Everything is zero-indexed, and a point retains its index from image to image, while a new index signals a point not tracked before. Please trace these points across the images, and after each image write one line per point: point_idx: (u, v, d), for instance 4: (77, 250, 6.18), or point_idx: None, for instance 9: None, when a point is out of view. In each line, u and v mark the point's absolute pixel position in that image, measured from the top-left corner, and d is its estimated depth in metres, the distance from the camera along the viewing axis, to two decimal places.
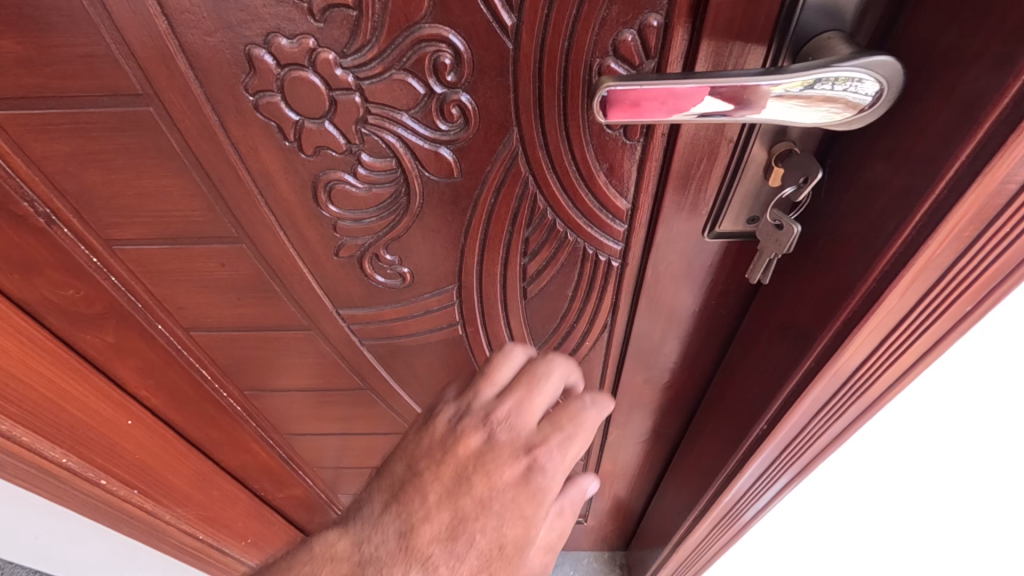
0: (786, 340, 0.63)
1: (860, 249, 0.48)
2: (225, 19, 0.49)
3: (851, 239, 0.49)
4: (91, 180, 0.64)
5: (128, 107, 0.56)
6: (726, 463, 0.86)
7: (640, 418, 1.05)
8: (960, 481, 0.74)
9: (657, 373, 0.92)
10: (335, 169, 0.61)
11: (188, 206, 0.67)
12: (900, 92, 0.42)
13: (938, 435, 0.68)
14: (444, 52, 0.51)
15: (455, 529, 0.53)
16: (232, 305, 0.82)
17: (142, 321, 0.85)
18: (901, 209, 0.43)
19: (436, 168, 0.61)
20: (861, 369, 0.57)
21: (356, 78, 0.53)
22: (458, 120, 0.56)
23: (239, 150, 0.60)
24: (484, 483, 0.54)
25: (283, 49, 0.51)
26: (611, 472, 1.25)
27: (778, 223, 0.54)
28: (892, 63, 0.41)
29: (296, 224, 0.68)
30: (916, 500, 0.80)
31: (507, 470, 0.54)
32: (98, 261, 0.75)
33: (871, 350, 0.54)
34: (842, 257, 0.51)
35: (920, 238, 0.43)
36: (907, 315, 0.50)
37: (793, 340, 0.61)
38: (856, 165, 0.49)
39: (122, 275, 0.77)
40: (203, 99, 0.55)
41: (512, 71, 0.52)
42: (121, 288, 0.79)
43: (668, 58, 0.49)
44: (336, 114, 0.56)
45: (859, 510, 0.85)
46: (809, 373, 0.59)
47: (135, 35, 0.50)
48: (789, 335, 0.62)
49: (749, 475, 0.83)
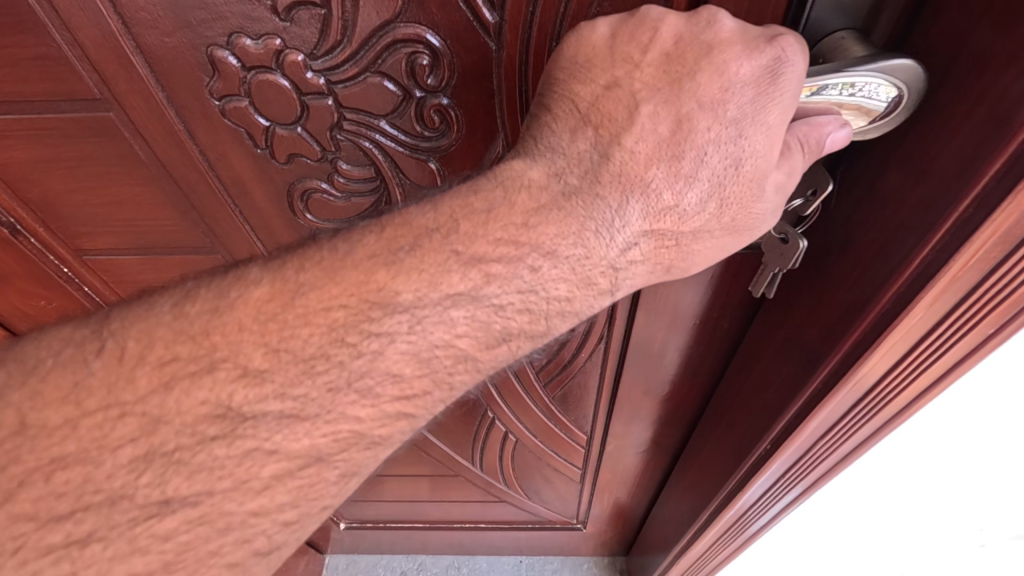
0: (792, 359, 0.59)
1: (875, 268, 0.44)
2: (184, 18, 0.45)
3: (865, 257, 0.45)
4: (54, 189, 0.61)
5: (87, 112, 0.52)
6: (732, 476, 0.81)
7: (639, 428, 1.02)
8: (975, 502, 0.70)
9: (655, 385, 0.88)
10: (311, 177, 0.58)
11: (158, 215, 0.63)
12: (920, 97, 0.38)
13: (951, 459, 0.64)
14: (421, 53, 0.47)
15: (678, 150, 0.38)
16: None
17: None
18: (921, 225, 0.39)
19: (418, 176, 0.57)
20: (879, 388, 0.52)
21: (328, 81, 0.49)
22: (439, 126, 0.52)
23: (208, 157, 0.56)
24: (719, 81, 0.37)
25: (248, 50, 0.47)
26: (611, 479, 1.21)
27: (783, 236, 0.50)
28: (912, 66, 0.37)
29: (273, 233, 0.65)
30: (928, 519, 0.75)
31: (736, 60, 0.36)
32: (69, 271, 0.71)
33: (885, 372, 0.50)
34: (855, 275, 0.47)
35: (943, 259, 0.39)
36: (925, 337, 0.45)
37: (800, 360, 0.57)
38: (871, 177, 0.45)
39: (95, 286, 0.73)
40: (165, 103, 0.51)
41: (495, 74, 0.48)
42: (94, 299, 0.75)
43: None
44: (309, 119, 0.52)
45: (868, 529, 0.81)
46: (820, 393, 0.55)
47: (88, 34, 0.46)
48: (796, 354, 0.58)
49: (755, 491, 0.79)
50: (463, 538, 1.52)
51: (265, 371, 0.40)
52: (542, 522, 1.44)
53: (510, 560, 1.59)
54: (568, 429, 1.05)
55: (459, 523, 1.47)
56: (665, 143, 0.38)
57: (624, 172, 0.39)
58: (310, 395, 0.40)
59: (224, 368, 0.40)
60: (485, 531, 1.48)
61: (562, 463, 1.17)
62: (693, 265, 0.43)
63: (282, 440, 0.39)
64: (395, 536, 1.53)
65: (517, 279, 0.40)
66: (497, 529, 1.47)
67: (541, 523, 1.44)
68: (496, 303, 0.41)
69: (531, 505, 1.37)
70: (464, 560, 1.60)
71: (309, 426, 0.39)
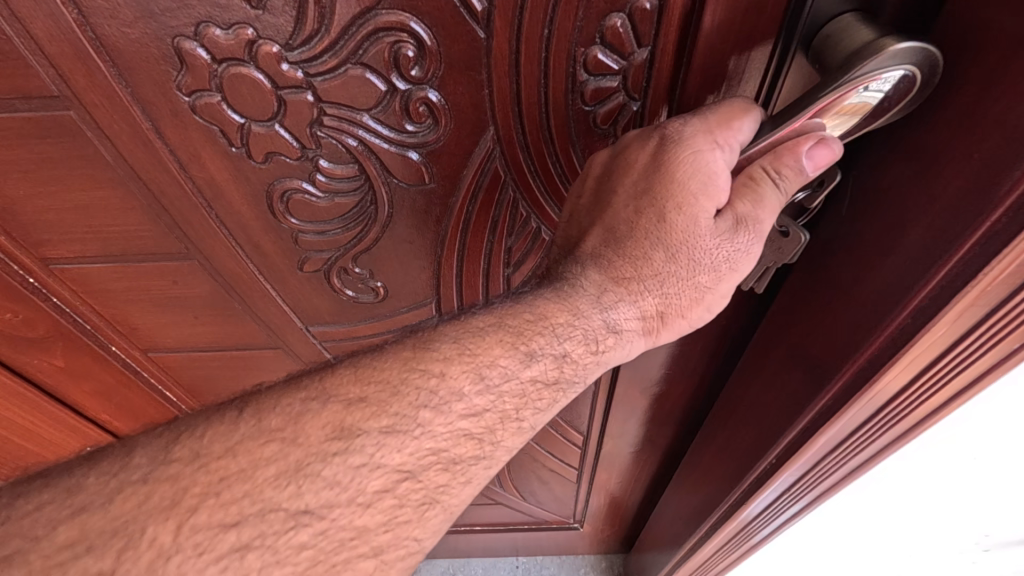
0: (800, 367, 0.56)
1: (896, 273, 0.42)
2: (146, 6, 0.42)
3: (885, 264, 0.43)
4: (14, 195, 0.57)
5: (45, 111, 0.48)
6: (737, 483, 0.79)
7: (638, 428, 1.00)
8: (989, 511, 0.68)
9: (655, 383, 0.87)
10: (292, 177, 0.55)
11: (128, 219, 0.59)
12: (932, 65, 0.36)
13: (965, 470, 0.62)
14: (405, 42, 0.44)
15: (613, 228, 0.46)
16: (188, 324, 0.75)
17: (94, 344, 0.77)
18: (949, 233, 0.37)
19: (405, 174, 0.54)
20: (897, 401, 0.49)
21: (306, 74, 0.46)
22: (426, 119, 0.50)
23: (179, 157, 0.53)
24: (626, 176, 0.44)
25: (218, 41, 0.44)
26: (609, 479, 1.20)
27: (784, 229, 0.48)
28: (906, 46, 0.35)
29: (251, 235, 0.61)
30: (937, 528, 0.74)
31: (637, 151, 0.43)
32: (36, 282, 0.67)
33: (905, 387, 0.48)
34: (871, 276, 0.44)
35: (971, 268, 0.36)
36: (948, 353, 0.43)
37: (810, 368, 0.55)
38: (885, 174, 0.42)
39: (64, 296, 0.69)
40: (130, 99, 0.48)
41: (485, 64, 0.46)
42: (64, 309, 0.71)
43: (663, 44, 0.44)
44: (286, 115, 0.49)
45: (876, 536, 0.79)
46: (834, 406, 0.53)
47: (41, 26, 0.43)
48: (805, 363, 0.55)
49: (762, 499, 0.76)
50: (458, 542, 1.50)
51: (367, 397, 0.44)
52: (537, 523, 1.42)
53: (508, 562, 1.57)
54: (564, 429, 1.03)
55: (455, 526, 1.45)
56: (600, 222, 0.46)
57: (585, 249, 0.47)
58: (402, 410, 0.43)
59: (334, 401, 0.44)
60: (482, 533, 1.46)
61: (557, 464, 1.15)
62: (680, 307, 0.46)
63: (385, 454, 0.42)
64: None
65: (547, 340, 0.46)
66: (492, 531, 1.45)
67: (538, 525, 1.42)
68: (518, 331, 0.46)
69: (527, 505, 1.35)
70: (460, 564, 1.57)
71: (402, 440, 0.43)
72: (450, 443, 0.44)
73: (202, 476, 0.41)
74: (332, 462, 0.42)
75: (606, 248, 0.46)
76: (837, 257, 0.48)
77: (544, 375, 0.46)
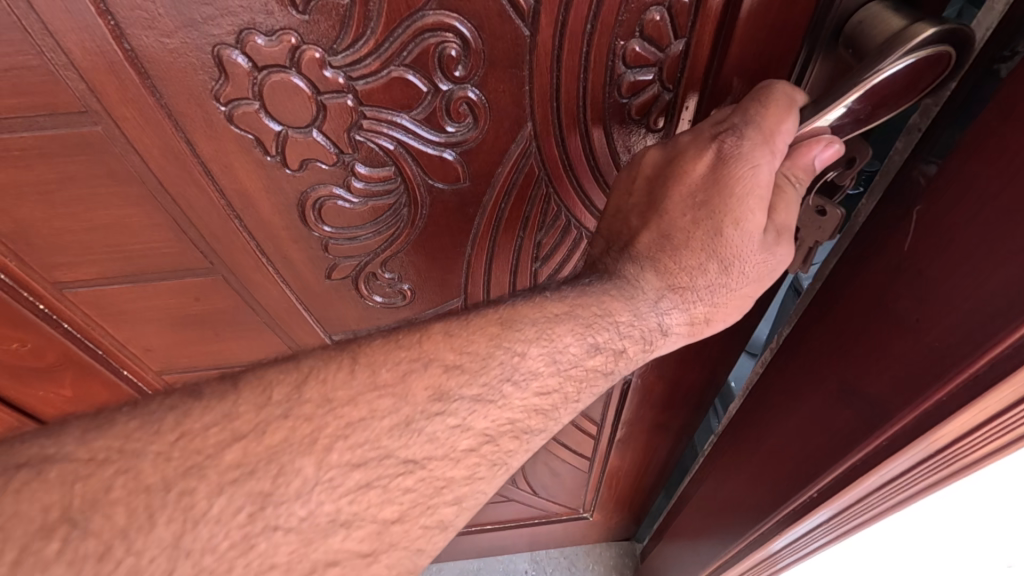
0: (851, 405, 0.52)
1: (979, 307, 0.38)
2: (187, 15, 0.41)
3: (973, 295, 0.38)
4: (30, 217, 0.54)
5: (72, 127, 0.47)
6: (756, 521, 0.73)
7: (654, 411, 1.02)
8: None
9: (673, 365, 0.89)
10: (325, 183, 0.54)
11: (153, 237, 0.57)
12: (963, 43, 0.38)
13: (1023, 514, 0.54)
14: (450, 42, 0.44)
15: (668, 234, 0.46)
16: (196, 330, 0.71)
17: (104, 371, 0.74)
18: None
19: (441, 175, 0.55)
20: (956, 444, 0.44)
21: (348, 78, 0.45)
22: (467, 118, 0.50)
23: (209, 168, 0.51)
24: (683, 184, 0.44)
25: (260, 47, 0.43)
26: (621, 465, 1.21)
27: (820, 208, 0.50)
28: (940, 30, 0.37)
29: (279, 245, 0.60)
30: None
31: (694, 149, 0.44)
32: (45, 308, 0.64)
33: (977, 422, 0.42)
34: (943, 308, 0.41)
35: None
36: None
37: (862, 410, 0.50)
38: (961, 204, 0.39)
39: (76, 320, 0.66)
40: (164, 111, 0.46)
41: (528, 62, 0.46)
42: (75, 334, 0.68)
43: (701, 35, 0.46)
44: (325, 120, 0.48)
45: None
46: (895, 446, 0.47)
47: (74, 39, 0.41)
48: (856, 402, 0.51)
49: (782, 541, 0.70)
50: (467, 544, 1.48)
51: (462, 363, 0.44)
52: (547, 517, 1.43)
53: (520, 560, 1.56)
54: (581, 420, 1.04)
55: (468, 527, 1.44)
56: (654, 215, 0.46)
57: (640, 249, 0.47)
58: (490, 380, 0.44)
59: (434, 363, 0.44)
60: (496, 531, 1.45)
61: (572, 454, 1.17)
62: (723, 313, 0.49)
63: (474, 417, 0.43)
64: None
65: (608, 334, 0.46)
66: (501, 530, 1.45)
67: (549, 518, 1.43)
68: (589, 322, 0.46)
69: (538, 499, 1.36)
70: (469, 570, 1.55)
71: (488, 408, 0.43)
72: (523, 415, 0.44)
73: (331, 420, 0.40)
74: (434, 420, 0.42)
75: (662, 249, 0.46)
76: (899, 287, 0.45)
77: (603, 362, 0.47)
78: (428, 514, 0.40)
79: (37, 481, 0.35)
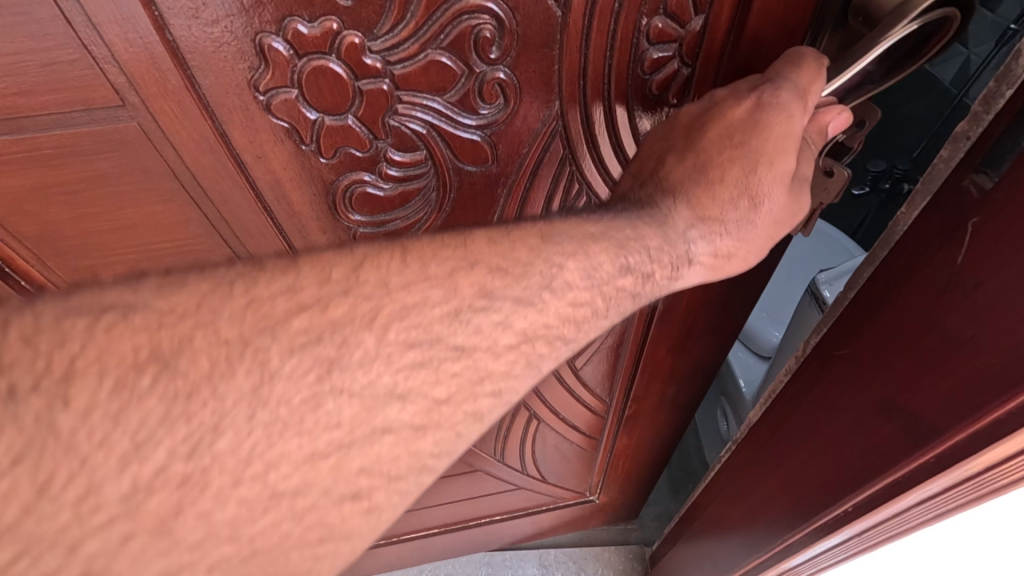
0: (894, 416, 0.50)
1: None
2: (234, 7, 0.41)
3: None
4: (57, 220, 0.53)
5: (110, 124, 0.46)
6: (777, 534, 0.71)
7: (669, 371, 0.94)
8: None
9: (697, 313, 0.83)
10: (357, 169, 0.55)
11: (182, 234, 0.57)
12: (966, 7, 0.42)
13: None
14: (486, 23, 0.46)
15: (703, 159, 0.47)
16: (127, 229, 0.55)
17: None
18: None
19: (471, 157, 0.56)
20: (989, 470, 0.43)
21: (387, 63, 0.47)
22: (498, 99, 0.52)
23: (244, 160, 0.52)
24: (718, 125, 0.46)
25: (302, 35, 0.44)
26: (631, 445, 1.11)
27: (829, 169, 0.54)
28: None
29: (308, 237, 0.60)
30: None
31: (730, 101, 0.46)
32: None
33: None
34: (1001, 324, 0.39)
35: None
36: None
37: (907, 425, 0.49)
38: (1017, 223, 0.37)
39: None
40: (204, 103, 0.47)
41: (559, 40, 0.48)
42: None
43: (719, 10, 0.49)
44: (363, 105, 0.49)
45: None
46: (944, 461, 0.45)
47: (117, 34, 0.41)
48: (898, 416, 0.49)
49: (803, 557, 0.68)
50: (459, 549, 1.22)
51: (506, 267, 0.41)
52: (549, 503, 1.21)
53: (529, 564, 1.31)
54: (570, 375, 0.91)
55: (457, 525, 1.16)
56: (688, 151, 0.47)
57: (671, 179, 0.48)
58: (530, 288, 0.41)
59: (480, 266, 0.40)
60: (496, 522, 1.19)
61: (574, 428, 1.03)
62: (742, 254, 0.50)
63: (515, 316, 0.41)
64: (374, 564, 1.18)
65: (640, 255, 0.45)
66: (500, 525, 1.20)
67: (552, 504, 1.21)
68: (622, 243, 0.45)
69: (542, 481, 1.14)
70: None
71: (528, 312, 0.41)
72: (557, 322, 0.42)
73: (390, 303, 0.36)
74: (480, 314, 0.40)
75: (695, 178, 0.47)
76: (948, 302, 0.43)
77: (639, 274, 0.45)
78: (472, 396, 0.39)
79: (123, 325, 0.30)
